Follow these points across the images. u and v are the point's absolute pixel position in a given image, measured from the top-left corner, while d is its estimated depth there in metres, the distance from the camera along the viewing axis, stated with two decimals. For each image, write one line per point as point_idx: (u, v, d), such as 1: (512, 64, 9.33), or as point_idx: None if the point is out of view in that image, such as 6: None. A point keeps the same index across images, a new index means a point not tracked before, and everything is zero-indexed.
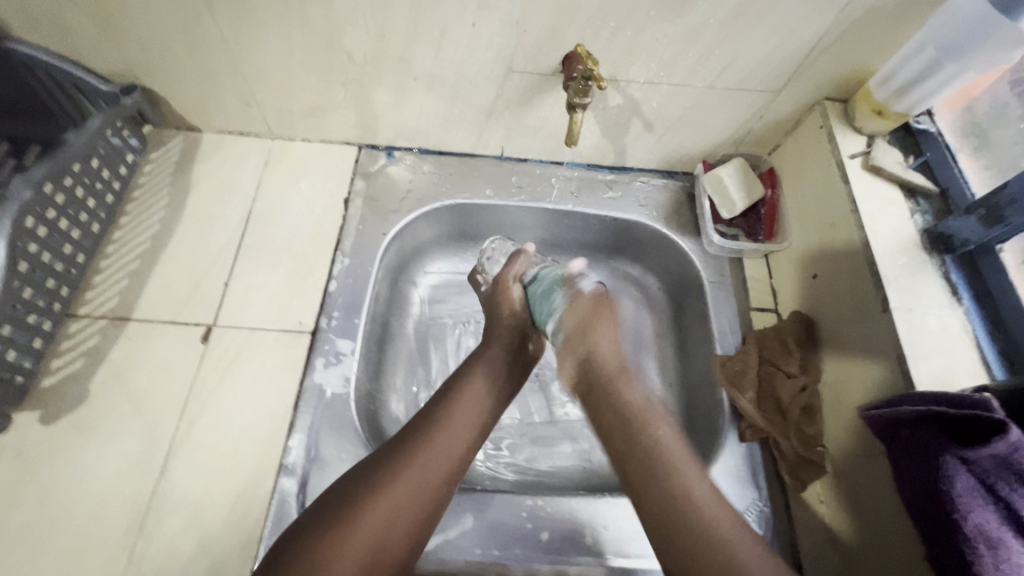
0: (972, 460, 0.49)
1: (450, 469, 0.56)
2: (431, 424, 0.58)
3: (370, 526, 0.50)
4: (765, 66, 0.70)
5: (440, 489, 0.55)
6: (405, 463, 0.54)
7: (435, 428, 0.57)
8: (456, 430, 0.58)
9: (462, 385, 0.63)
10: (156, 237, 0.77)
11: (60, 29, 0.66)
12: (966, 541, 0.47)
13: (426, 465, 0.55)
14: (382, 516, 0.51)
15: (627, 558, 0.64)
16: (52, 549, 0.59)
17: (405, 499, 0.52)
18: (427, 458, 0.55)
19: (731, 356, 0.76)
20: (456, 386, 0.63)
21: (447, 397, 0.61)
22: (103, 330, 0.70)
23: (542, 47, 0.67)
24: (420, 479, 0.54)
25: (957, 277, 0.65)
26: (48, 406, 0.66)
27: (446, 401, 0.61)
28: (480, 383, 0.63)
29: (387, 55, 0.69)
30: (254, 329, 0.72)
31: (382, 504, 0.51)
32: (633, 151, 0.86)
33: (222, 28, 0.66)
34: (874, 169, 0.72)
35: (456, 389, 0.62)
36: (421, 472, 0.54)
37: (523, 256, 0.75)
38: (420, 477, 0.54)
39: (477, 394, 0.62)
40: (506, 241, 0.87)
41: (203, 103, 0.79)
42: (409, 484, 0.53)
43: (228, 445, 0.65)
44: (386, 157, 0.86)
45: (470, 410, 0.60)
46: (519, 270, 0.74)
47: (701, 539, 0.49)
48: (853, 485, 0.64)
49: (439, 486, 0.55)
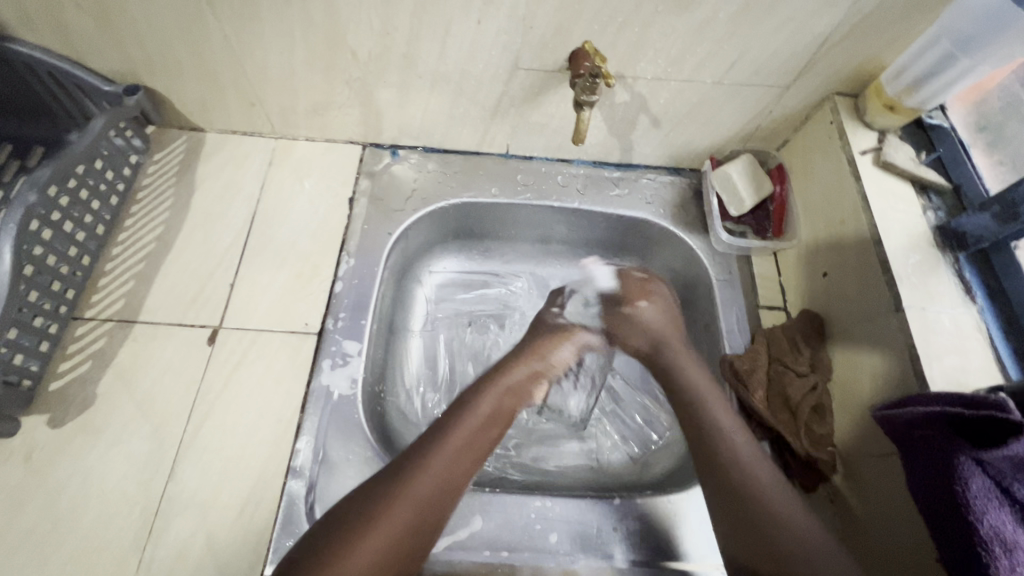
0: (987, 462, 0.48)
1: (470, 468, 0.60)
2: (430, 450, 0.59)
3: (394, 522, 0.53)
4: (775, 60, 0.69)
5: (453, 489, 0.58)
6: (420, 467, 0.57)
7: (436, 458, 0.58)
8: (469, 440, 0.61)
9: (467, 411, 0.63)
10: (161, 238, 0.77)
11: (61, 29, 0.66)
12: (982, 544, 0.46)
13: (439, 471, 0.57)
14: (403, 517, 0.54)
15: (667, 558, 0.64)
16: (62, 553, 0.59)
17: (432, 492, 0.56)
18: (446, 467, 0.58)
19: (740, 355, 0.75)
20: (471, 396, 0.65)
21: (452, 421, 0.62)
22: (109, 333, 0.70)
23: (548, 43, 0.66)
24: (441, 481, 0.57)
25: (970, 275, 0.64)
26: (56, 409, 0.65)
27: (459, 412, 0.63)
28: (482, 413, 0.64)
29: (391, 52, 0.68)
30: (260, 331, 0.72)
31: (413, 498, 0.55)
32: (639, 148, 0.85)
33: (224, 28, 0.65)
34: (885, 165, 0.71)
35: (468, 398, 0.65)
36: (438, 472, 0.57)
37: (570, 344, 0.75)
38: (438, 483, 0.57)
39: (479, 426, 0.63)
40: (540, 283, 0.91)
41: (207, 104, 0.78)
42: (425, 486, 0.56)
43: (237, 446, 0.65)
44: (390, 156, 0.85)
45: (474, 441, 0.61)
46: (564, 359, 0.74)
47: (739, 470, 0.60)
48: (864, 483, 0.64)
49: (455, 487, 0.58)
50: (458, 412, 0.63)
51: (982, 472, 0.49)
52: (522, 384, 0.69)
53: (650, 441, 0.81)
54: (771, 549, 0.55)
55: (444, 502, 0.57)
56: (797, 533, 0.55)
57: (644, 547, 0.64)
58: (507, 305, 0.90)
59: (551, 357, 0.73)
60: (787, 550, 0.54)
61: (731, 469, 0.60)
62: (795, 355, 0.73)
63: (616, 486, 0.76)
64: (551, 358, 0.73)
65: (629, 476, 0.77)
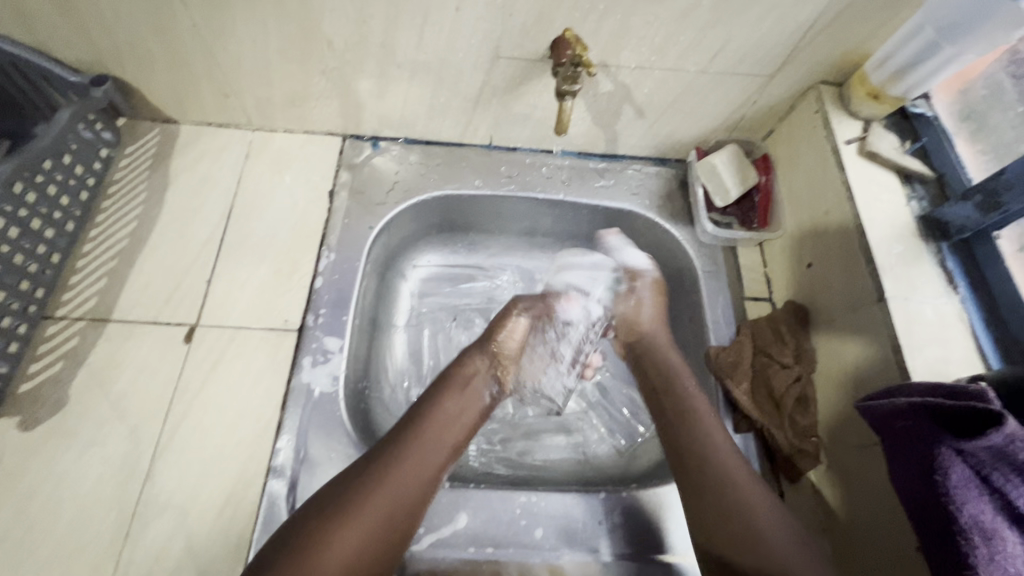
0: (967, 452, 0.48)
1: (443, 459, 0.59)
2: (403, 442, 0.58)
3: (367, 517, 0.52)
4: (759, 49, 0.68)
5: (426, 483, 0.57)
6: (392, 459, 0.56)
7: (405, 449, 0.57)
8: (438, 435, 0.60)
9: (438, 402, 0.63)
10: (135, 234, 0.75)
11: (22, 17, 0.63)
12: (961, 533, 0.47)
13: (406, 465, 0.56)
14: (378, 511, 0.53)
15: (656, 549, 0.64)
16: (35, 558, 0.58)
17: (404, 483, 0.55)
18: (416, 458, 0.57)
19: (725, 347, 0.74)
20: (438, 390, 0.65)
21: (422, 412, 0.62)
22: (81, 332, 0.68)
23: (529, 31, 0.64)
24: (413, 473, 0.56)
25: (953, 265, 0.64)
26: (26, 412, 0.64)
27: (427, 404, 0.63)
28: (452, 404, 0.63)
29: (369, 41, 0.66)
30: (239, 328, 0.70)
31: (384, 492, 0.54)
32: (624, 138, 0.84)
33: (194, 17, 0.63)
34: (869, 155, 0.70)
35: (435, 394, 0.64)
36: (410, 465, 0.57)
37: (517, 325, 0.73)
38: (410, 477, 0.56)
39: (450, 419, 0.62)
40: (527, 277, 0.91)
41: (180, 95, 0.76)
42: (399, 477, 0.55)
43: (216, 446, 0.64)
44: (371, 148, 0.84)
45: (443, 433, 0.61)
46: (518, 335, 0.73)
47: (711, 463, 0.60)
48: (845, 471, 0.64)
49: (428, 477, 0.57)
50: (428, 403, 0.63)
51: (962, 461, 0.48)
52: (482, 373, 0.69)
53: (637, 434, 0.80)
54: (745, 537, 0.55)
55: (419, 496, 0.56)
56: (765, 520, 0.56)
57: (631, 541, 0.64)
58: (493, 299, 0.89)
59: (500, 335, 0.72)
60: (751, 536, 0.55)
61: (700, 461, 0.60)
62: (779, 347, 0.72)
63: (603, 479, 0.76)
64: (501, 340, 0.72)
65: (615, 469, 0.77)
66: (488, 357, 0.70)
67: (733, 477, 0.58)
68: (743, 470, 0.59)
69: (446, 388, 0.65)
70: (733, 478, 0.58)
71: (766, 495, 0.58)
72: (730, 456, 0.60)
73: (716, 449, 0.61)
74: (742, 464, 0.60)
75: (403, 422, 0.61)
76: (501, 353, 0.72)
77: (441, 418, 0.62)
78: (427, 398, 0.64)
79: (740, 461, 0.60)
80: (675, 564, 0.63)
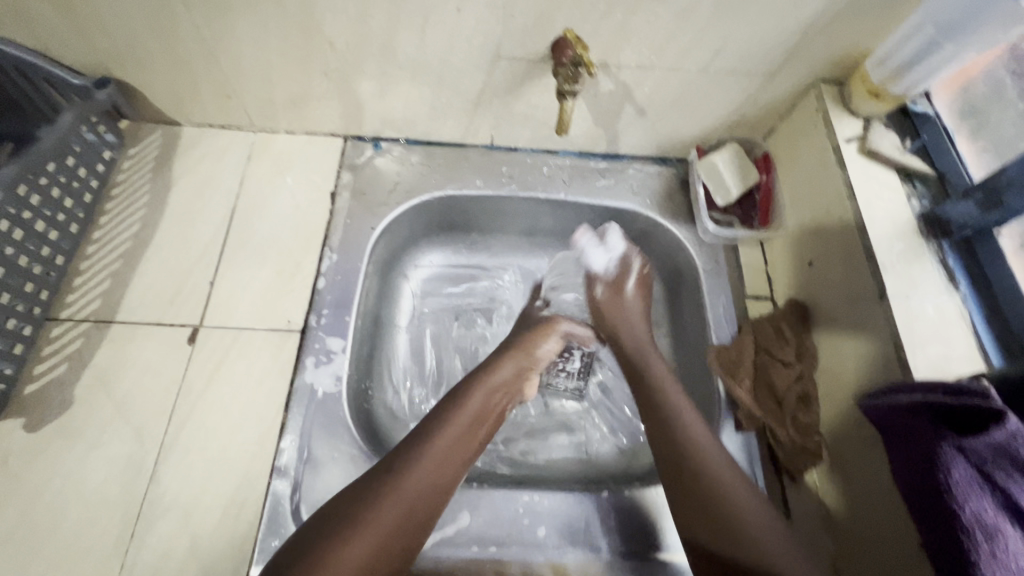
0: (970, 449, 0.49)
1: (458, 468, 0.59)
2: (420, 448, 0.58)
3: (383, 522, 0.53)
4: (759, 48, 0.69)
5: (442, 489, 0.58)
6: (409, 466, 0.57)
7: (423, 455, 0.58)
8: (457, 442, 0.60)
9: (458, 408, 0.63)
10: (138, 236, 0.75)
11: (24, 20, 0.63)
12: (964, 531, 0.46)
13: (424, 473, 0.57)
14: (393, 518, 0.54)
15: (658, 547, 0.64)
16: (41, 558, 0.58)
17: (420, 490, 0.56)
18: (433, 467, 0.57)
19: (727, 346, 0.74)
20: (458, 395, 0.65)
21: (441, 418, 0.62)
22: (86, 334, 0.69)
23: (529, 31, 0.65)
24: (429, 480, 0.57)
25: (954, 262, 0.64)
26: (32, 413, 0.64)
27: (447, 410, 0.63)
28: (473, 411, 0.63)
29: (370, 41, 0.66)
30: (242, 329, 0.71)
31: (400, 498, 0.55)
32: (625, 138, 0.84)
33: (196, 19, 0.63)
34: (870, 153, 0.70)
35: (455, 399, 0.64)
36: (428, 471, 0.57)
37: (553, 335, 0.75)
38: (426, 483, 0.57)
39: (468, 426, 0.62)
40: (527, 277, 0.91)
41: (182, 98, 0.77)
42: (415, 484, 0.56)
43: (220, 446, 0.64)
44: (373, 148, 0.84)
45: (462, 441, 0.61)
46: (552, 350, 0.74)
47: (696, 464, 0.60)
48: (846, 469, 0.65)
49: (444, 484, 0.58)
50: (448, 407, 0.63)
51: (965, 458, 0.49)
52: (506, 381, 0.69)
53: (639, 433, 0.80)
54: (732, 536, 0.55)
55: (435, 501, 0.57)
56: (748, 518, 0.56)
57: (635, 540, 0.64)
58: (494, 299, 0.89)
59: (536, 351, 0.73)
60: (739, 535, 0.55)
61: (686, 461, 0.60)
62: (781, 346, 0.73)
63: (605, 478, 0.76)
64: (536, 350, 0.73)
65: (617, 468, 0.77)
66: (517, 367, 0.70)
67: (719, 479, 0.59)
68: (730, 471, 0.60)
69: (467, 394, 0.65)
70: (720, 480, 0.59)
71: (752, 496, 0.58)
72: (716, 455, 0.61)
73: (701, 449, 0.61)
74: (728, 466, 0.60)
75: (422, 425, 0.62)
76: (533, 363, 0.72)
77: (461, 424, 0.62)
78: (447, 403, 0.64)
79: (725, 461, 0.61)
80: (672, 562, 0.63)
